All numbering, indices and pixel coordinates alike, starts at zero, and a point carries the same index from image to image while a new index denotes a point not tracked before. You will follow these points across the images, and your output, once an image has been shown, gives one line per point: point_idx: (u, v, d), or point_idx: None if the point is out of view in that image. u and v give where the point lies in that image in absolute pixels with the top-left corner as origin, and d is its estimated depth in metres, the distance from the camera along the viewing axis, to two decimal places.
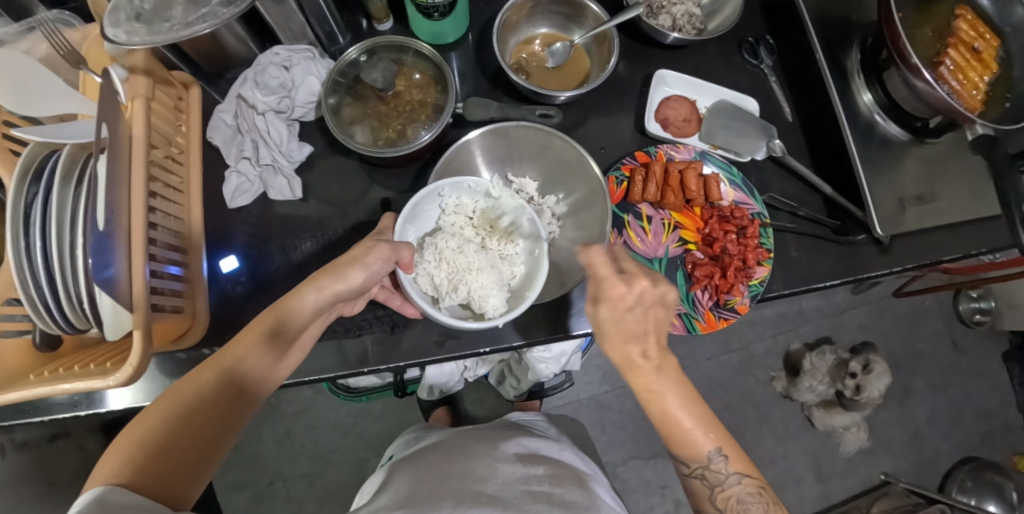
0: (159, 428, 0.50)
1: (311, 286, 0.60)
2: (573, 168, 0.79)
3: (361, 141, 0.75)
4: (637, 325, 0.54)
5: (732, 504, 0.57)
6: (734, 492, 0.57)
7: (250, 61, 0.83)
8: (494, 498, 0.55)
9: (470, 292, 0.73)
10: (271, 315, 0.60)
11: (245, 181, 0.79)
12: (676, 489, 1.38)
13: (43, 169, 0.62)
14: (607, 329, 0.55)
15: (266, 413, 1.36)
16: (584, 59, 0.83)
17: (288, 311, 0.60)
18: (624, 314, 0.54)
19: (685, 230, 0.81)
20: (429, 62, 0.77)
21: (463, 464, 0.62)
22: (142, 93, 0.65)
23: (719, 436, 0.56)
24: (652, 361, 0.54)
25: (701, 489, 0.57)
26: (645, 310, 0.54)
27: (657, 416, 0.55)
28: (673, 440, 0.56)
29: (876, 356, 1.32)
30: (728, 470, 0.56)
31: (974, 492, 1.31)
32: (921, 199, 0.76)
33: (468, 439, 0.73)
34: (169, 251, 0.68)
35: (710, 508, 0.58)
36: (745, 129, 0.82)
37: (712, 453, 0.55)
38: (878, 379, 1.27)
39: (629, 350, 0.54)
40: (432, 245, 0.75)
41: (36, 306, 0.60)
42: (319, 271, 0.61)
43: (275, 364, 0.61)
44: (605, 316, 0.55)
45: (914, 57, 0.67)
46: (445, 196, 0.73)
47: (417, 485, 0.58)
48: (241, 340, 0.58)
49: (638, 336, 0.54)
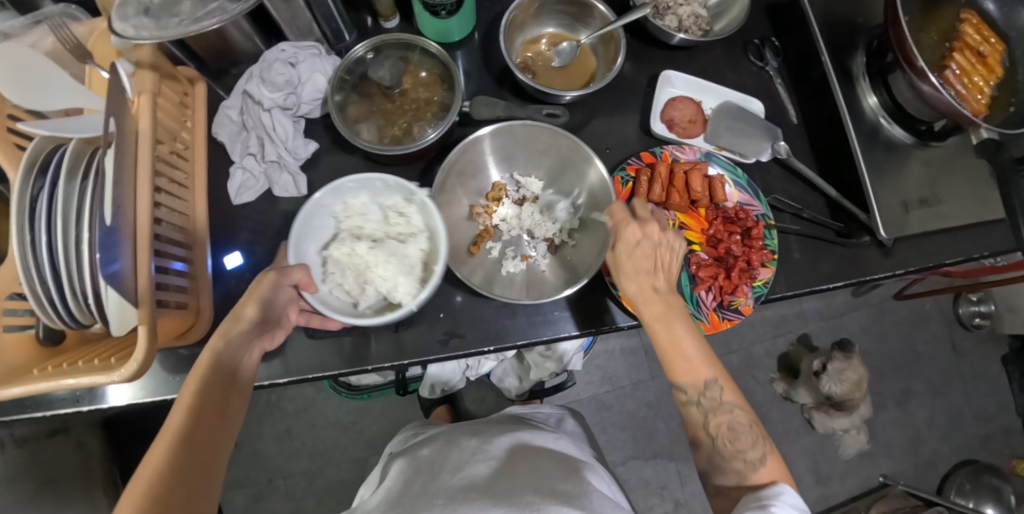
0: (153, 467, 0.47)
1: (231, 328, 0.61)
2: (580, 166, 0.79)
3: (366, 139, 0.75)
4: (645, 259, 0.65)
5: (723, 432, 0.61)
6: (725, 419, 0.61)
7: (256, 57, 0.82)
8: (485, 493, 0.55)
9: (379, 284, 0.74)
10: (198, 377, 0.56)
11: (249, 178, 0.78)
12: (675, 490, 1.38)
13: (49, 163, 0.62)
14: (622, 264, 0.66)
15: (267, 410, 1.36)
16: (589, 59, 0.83)
17: (209, 366, 0.57)
18: (637, 247, 0.65)
19: (689, 231, 0.80)
20: (435, 61, 0.77)
21: (457, 456, 0.64)
22: (149, 89, 0.65)
23: (714, 368, 0.62)
24: (660, 294, 0.65)
25: (696, 416, 0.62)
26: (653, 248, 0.66)
27: (663, 346, 0.63)
28: (675, 368, 0.63)
29: (842, 355, 1.34)
30: (722, 398, 0.61)
31: (972, 495, 1.32)
32: (925, 202, 0.76)
33: (464, 431, 0.74)
34: (174, 247, 0.68)
35: (704, 435, 0.62)
36: (750, 131, 0.82)
37: (710, 381, 0.62)
38: (835, 376, 1.31)
39: (643, 284, 0.65)
40: (331, 255, 0.75)
41: (42, 301, 0.60)
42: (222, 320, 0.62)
43: (242, 354, 0.63)
44: (623, 253, 0.66)
45: (920, 60, 0.68)
46: (329, 204, 0.73)
47: (411, 482, 0.62)
48: (177, 411, 0.52)
49: (649, 271, 0.65)
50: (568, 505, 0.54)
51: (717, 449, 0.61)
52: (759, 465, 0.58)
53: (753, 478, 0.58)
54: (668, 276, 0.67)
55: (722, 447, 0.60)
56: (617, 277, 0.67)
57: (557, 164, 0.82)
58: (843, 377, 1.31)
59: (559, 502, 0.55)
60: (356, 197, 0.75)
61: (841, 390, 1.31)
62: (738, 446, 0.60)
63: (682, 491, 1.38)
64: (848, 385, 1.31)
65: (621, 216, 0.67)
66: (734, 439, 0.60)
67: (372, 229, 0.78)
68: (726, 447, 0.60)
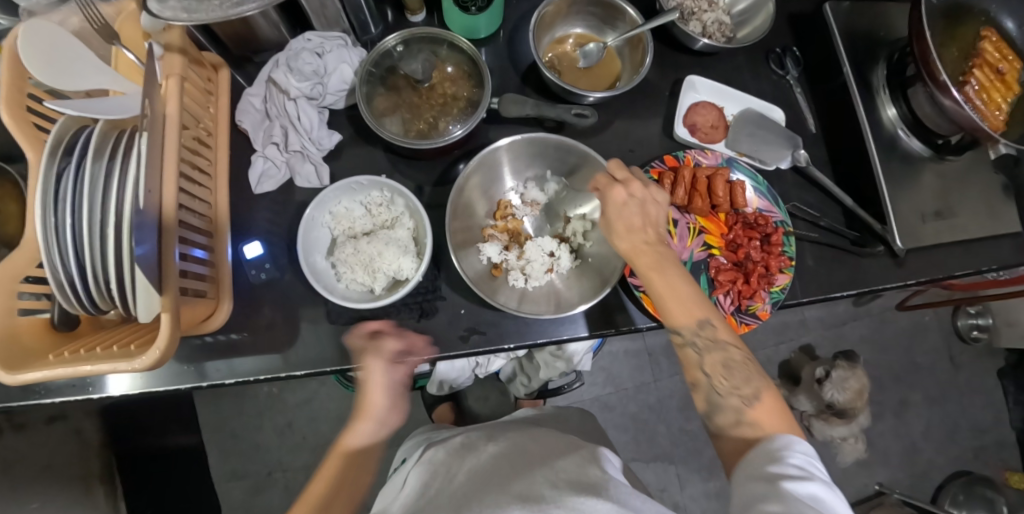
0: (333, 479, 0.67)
1: (365, 420, 0.71)
2: (579, 164, 0.80)
3: (391, 132, 0.75)
4: (636, 217, 0.64)
5: (719, 369, 0.59)
6: (720, 356, 0.59)
7: (281, 45, 0.82)
8: (507, 495, 0.54)
9: (389, 269, 0.75)
10: (337, 457, 0.69)
11: (271, 167, 0.78)
12: (675, 493, 1.39)
13: (75, 144, 0.61)
14: (613, 223, 0.64)
15: (269, 403, 1.36)
16: (615, 62, 0.83)
17: (348, 449, 0.70)
18: (625, 207, 0.64)
19: (709, 235, 0.81)
20: (464, 56, 0.77)
21: (472, 461, 0.64)
22: (177, 72, 0.64)
23: (709, 309, 0.61)
24: (654, 245, 0.63)
25: (692, 357, 0.60)
26: (638, 205, 0.64)
27: (659, 291, 0.62)
28: (670, 310, 0.61)
29: (842, 363, 1.35)
30: (716, 336, 0.60)
31: (966, 505, 1.35)
32: (940, 215, 0.78)
33: (486, 433, 0.74)
34: (195, 234, 0.67)
35: (700, 375, 0.60)
36: (771, 138, 0.83)
37: (703, 321, 0.60)
38: (839, 384, 1.32)
39: (635, 239, 0.63)
40: (337, 259, 0.76)
41: (63, 284, 0.59)
42: (357, 408, 0.72)
43: (380, 439, 0.72)
44: (613, 215, 0.64)
45: (944, 75, 0.68)
46: (316, 216, 0.75)
47: (430, 485, 0.63)
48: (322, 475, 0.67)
49: (640, 227, 0.64)
50: (590, 495, 0.53)
51: (713, 388, 0.59)
52: (754, 401, 0.56)
53: (752, 413, 0.55)
54: (658, 228, 0.65)
55: (718, 384, 0.58)
56: (609, 238, 0.65)
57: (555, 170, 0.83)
58: (846, 384, 1.32)
59: (580, 492, 0.53)
60: (338, 203, 0.77)
61: (846, 397, 1.32)
62: (733, 382, 0.58)
63: (682, 494, 1.39)
64: (850, 393, 1.32)
65: (603, 181, 0.66)
66: (728, 375, 0.58)
67: (362, 225, 0.78)
68: (722, 384, 0.58)
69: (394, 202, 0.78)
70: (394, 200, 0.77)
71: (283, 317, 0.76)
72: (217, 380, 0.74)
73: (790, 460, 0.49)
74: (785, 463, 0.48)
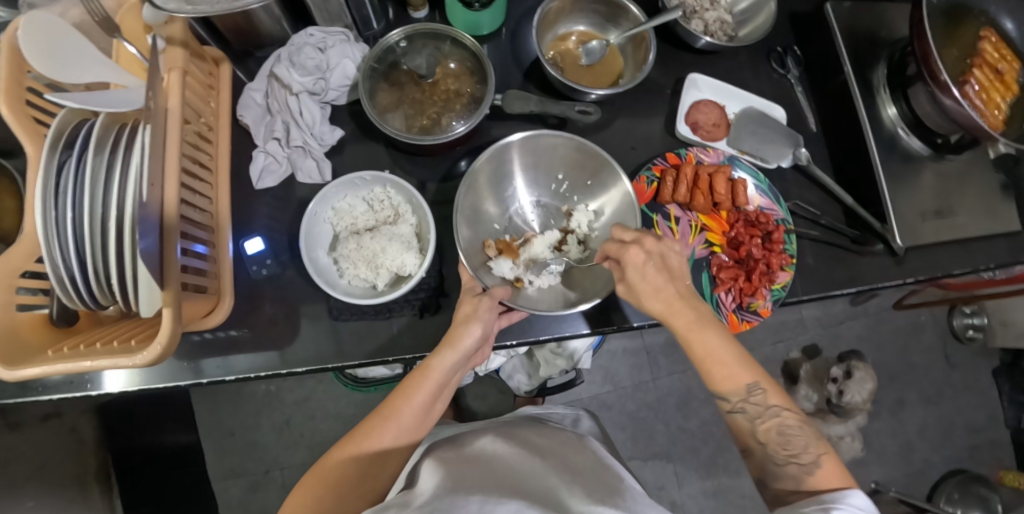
0: (348, 469, 0.58)
1: (452, 349, 0.63)
2: (566, 154, 0.80)
3: (395, 128, 0.74)
4: (659, 273, 0.63)
5: (773, 436, 0.59)
6: (774, 423, 0.59)
7: (282, 40, 0.81)
8: (517, 493, 0.55)
9: (392, 265, 0.74)
10: (419, 375, 0.62)
11: (272, 162, 0.78)
12: (673, 491, 1.39)
13: (76, 137, 0.61)
14: (638, 289, 0.63)
15: (266, 401, 1.36)
16: (617, 59, 0.83)
17: (430, 373, 0.62)
18: (645, 267, 0.63)
19: (711, 232, 0.81)
20: (467, 52, 0.77)
21: (495, 462, 0.63)
22: (179, 66, 0.63)
23: (756, 371, 0.60)
24: (685, 301, 0.62)
25: (742, 424, 0.60)
26: (658, 261, 0.63)
27: (699, 356, 0.61)
28: (715, 377, 0.61)
29: (859, 363, 1.38)
30: (766, 402, 0.60)
31: (961, 504, 1.36)
32: (940, 214, 0.79)
33: (494, 431, 0.74)
34: (197, 230, 0.66)
35: (754, 443, 0.61)
36: (772, 137, 0.84)
37: (751, 386, 0.60)
38: (858, 384, 1.35)
39: (666, 298, 0.62)
40: (340, 255, 0.76)
41: (62, 279, 0.59)
42: (451, 331, 0.64)
43: (456, 371, 0.65)
44: (635, 278, 0.63)
45: (945, 75, 0.69)
46: (319, 212, 0.75)
47: (452, 470, 0.59)
48: (395, 400, 0.61)
49: (665, 285, 0.63)
50: (605, 504, 0.54)
51: (770, 456, 0.59)
52: (815, 468, 0.56)
53: (812, 483, 0.56)
54: (681, 283, 0.64)
55: (775, 453, 0.59)
56: (634, 301, 0.65)
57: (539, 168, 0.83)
58: (863, 386, 1.35)
59: (591, 500, 0.55)
60: (341, 199, 0.77)
61: (863, 398, 1.35)
62: (790, 450, 0.58)
63: (680, 493, 1.39)
64: (865, 396, 1.35)
65: (616, 247, 0.65)
66: (785, 444, 0.59)
67: (364, 221, 0.77)
68: (778, 453, 0.59)
69: (395, 196, 0.77)
70: (398, 196, 0.77)
71: (285, 313, 0.76)
72: (217, 377, 0.73)
73: (837, 512, 0.51)
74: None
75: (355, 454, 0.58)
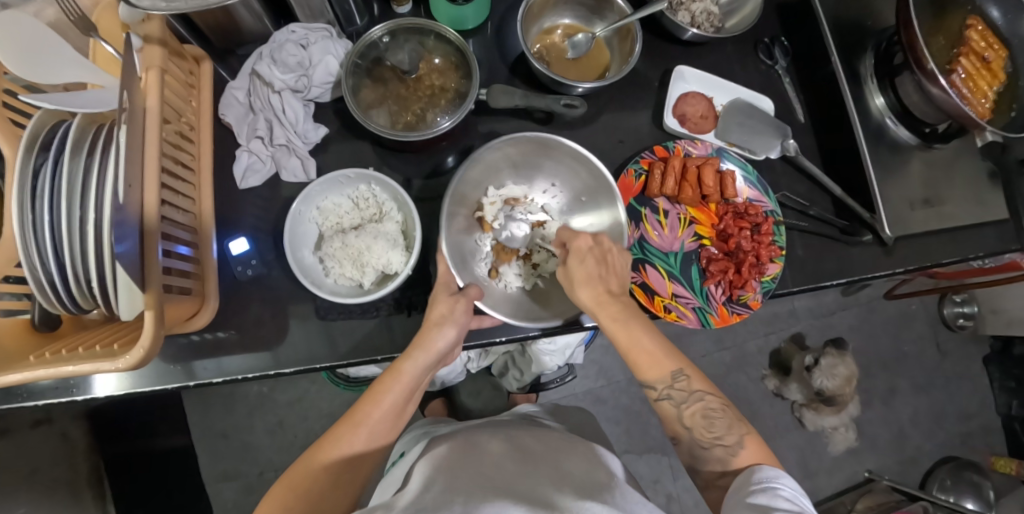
0: (317, 474, 0.56)
1: (422, 349, 0.63)
2: (550, 153, 0.78)
3: (379, 125, 0.73)
4: (597, 267, 0.65)
5: (698, 420, 0.58)
6: (699, 407, 0.58)
7: (264, 38, 0.80)
8: (505, 491, 0.55)
9: (377, 264, 0.73)
10: (390, 378, 0.62)
11: (256, 161, 0.77)
12: (668, 484, 1.40)
13: (52, 138, 0.60)
14: (574, 275, 0.65)
15: (258, 402, 1.35)
16: (604, 52, 0.82)
17: (401, 374, 0.62)
18: (586, 254, 0.65)
19: (700, 225, 0.82)
20: (451, 47, 0.75)
21: (476, 461, 0.63)
22: (157, 64, 0.62)
23: (678, 359, 0.60)
24: (614, 295, 0.64)
25: (669, 410, 0.59)
26: (595, 255, 0.66)
27: (624, 346, 0.61)
28: (641, 367, 0.61)
29: (831, 350, 1.37)
30: (690, 388, 0.59)
31: (953, 490, 1.37)
32: (928, 203, 0.79)
33: (488, 428, 0.74)
34: (180, 231, 0.65)
35: (680, 429, 0.60)
36: (760, 128, 0.83)
37: (676, 372, 0.60)
38: (828, 370, 1.33)
39: (596, 289, 0.64)
40: (326, 254, 0.75)
41: (41, 283, 0.58)
42: (421, 333, 0.64)
43: (427, 372, 0.65)
44: (574, 264, 0.65)
45: (932, 63, 0.69)
46: (304, 212, 0.74)
47: (442, 473, 0.59)
48: (366, 401, 0.61)
49: (599, 277, 0.65)
50: (593, 500, 0.55)
51: (696, 441, 0.58)
52: (738, 449, 0.56)
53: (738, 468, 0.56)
54: (617, 279, 0.66)
55: (700, 437, 0.58)
56: (569, 288, 0.66)
57: (519, 162, 0.80)
58: (837, 371, 1.33)
59: (583, 499, 0.55)
60: (325, 199, 0.76)
61: (838, 383, 1.33)
62: (714, 433, 0.57)
63: (675, 485, 1.40)
64: (839, 380, 1.33)
65: (568, 232, 0.68)
66: (710, 427, 0.58)
67: (350, 220, 0.77)
68: (704, 437, 0.58)
69: (381, 194, 0.76)
70: (383, 194, 0.76)
71: (271, 313, 0.75)
72: (206, 379, 0.72)
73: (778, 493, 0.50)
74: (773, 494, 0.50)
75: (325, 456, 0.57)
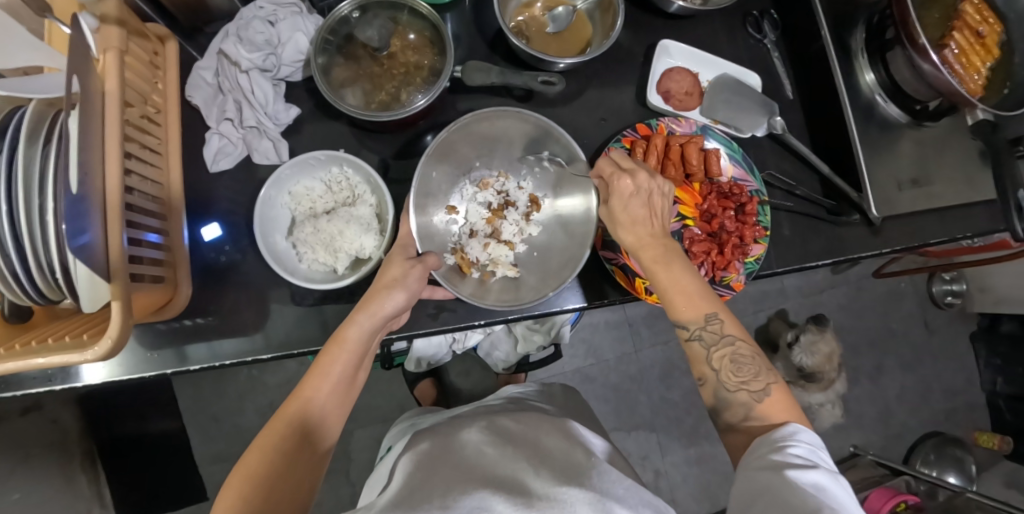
0: (271, 458, 0.54)
1: (367, 314, 0.62)
2: (524, 134, 0.77)
3: (352, 104, 0.71)
4: (642, 210, 0.63)
5: (728, 363, 0.61)
6: (728, 351, 0.61)
7: (231, 13, 0.77)
8: (482, 480, 0.55)
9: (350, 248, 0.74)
10: (334, 348, 0.61)
11: (227, 143, 0.75)
12: (656, 460, 1.42)
13: (8, 126, 0.58)
14: (617, 215, 0.64)
15: (248, 385, 1.34)
16: (586, 26, 0.79)
17: (345, 341, 0.62)
18: (632, 196, 0.63)
19: (684, 205, 0.78)
20: (426, 22, 0.72)
21: (457, 451, 0.62)
22: (115, 46, 0.59)
23: (716, 302, 0.62)
24: (659, 237, 0.63)
25: (699, 350, 0.62)
26: (643, 195, 0.63)
27: (666, 285, 0.63)
28: (677, 305, 0.62)
29: (816, 328, 1.37)
30: (723, 331, 0.61)
31: (936, 465, 1.40)
32: (917, 183, 0.77)
33: (470, 418, 0.74)
34: (148, 218, 0.64)
35: (708, 369, 0.62)
36: (746, 105, 0.81)
37: (710, 315, 0.61)
38: (807, 347, 1.34)
39: (641, 232, 0.63)
40: (298, 241, 0.74)
41: (6, 275, 0.56)
42: (367, 298, 0.63)
43: (374, 337, 0.65)
44: (616, 204, 0.63)
45: (923, 37, 0.66)
46: (276, 197, 0.73)
47: (427, 466, 0.59)
48: (310, 379, 0.60)
49: (645, 219, 0.63)
50: (569, 484, 0.54)
51: (722, 383, 0.61)
52: (763, 395, 0.59)
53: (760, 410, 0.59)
54: (661, 219, 0.65)
55: (727, 379, 0.60)
56: (613, 229, 0.65)
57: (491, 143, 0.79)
58: (817, 348, 1.34)
59: (562, 483, 0.54)
60: (297, 183, 0.74)
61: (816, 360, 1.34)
62: (742, 377, 0.60)
63: (663, 461, 1.42)
64: (819, 357, 1.34)
65: (611, 169, 0.64)
66: (738, 371, 0.60)
67: (323, 204, 0.76)
68: (732, 379, 0.60)
69: (352, 175, 0.74)
70: (354, 174, 0.74)
71: (250, 300, 0.74)
72: (183, 366, 0.71)
73: (792, 449, 0.52)
74: (787, 452, 0.52)
75: (278, 440, 0.56)
